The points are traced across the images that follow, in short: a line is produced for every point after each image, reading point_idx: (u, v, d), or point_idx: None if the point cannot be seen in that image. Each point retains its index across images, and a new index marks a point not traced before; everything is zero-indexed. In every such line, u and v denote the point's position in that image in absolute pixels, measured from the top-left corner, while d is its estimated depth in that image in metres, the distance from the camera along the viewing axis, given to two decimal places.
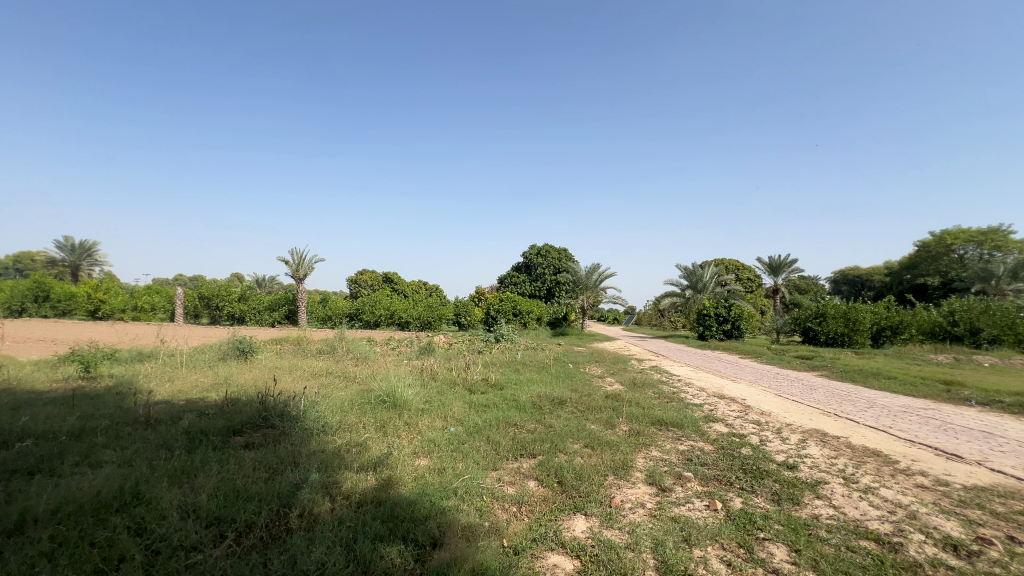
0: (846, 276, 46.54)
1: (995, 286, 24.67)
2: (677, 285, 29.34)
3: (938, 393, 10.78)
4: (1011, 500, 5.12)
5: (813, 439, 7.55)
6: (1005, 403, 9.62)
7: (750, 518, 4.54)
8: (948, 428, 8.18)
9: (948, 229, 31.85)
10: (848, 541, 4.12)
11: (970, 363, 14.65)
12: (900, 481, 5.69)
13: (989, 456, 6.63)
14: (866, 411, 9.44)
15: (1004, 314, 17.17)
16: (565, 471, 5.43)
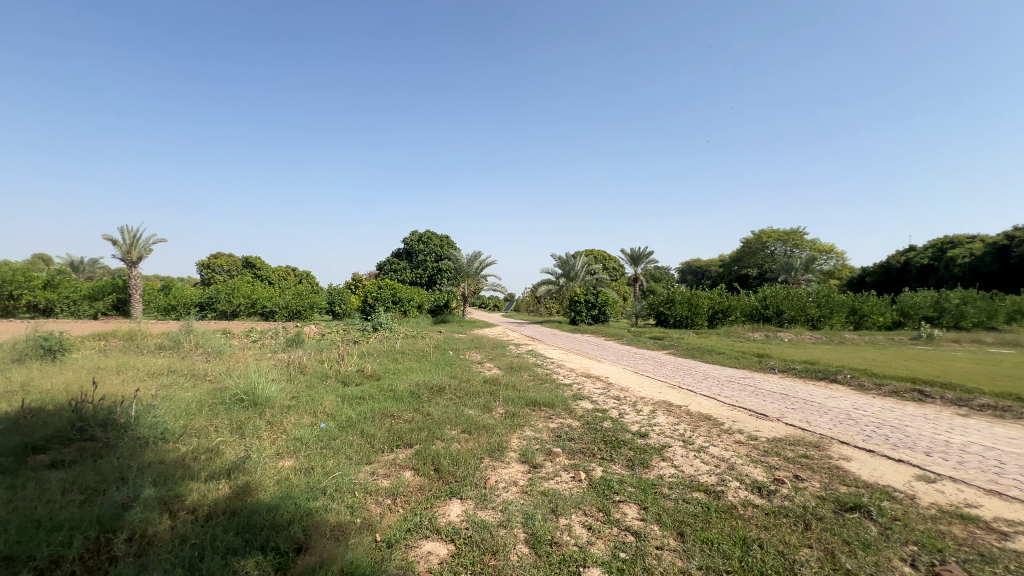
0: (690, 268, 53.96)
1: (794, 277, 30.70)
2: (552, 273, 31.08)
3: (753, 364, 13.10)
4: (798, 446, 6.45)
5: (661, 409, 8.63)
6: (797, 369, 12.06)
7: (609, 484, 5.01)
8: (759, 392, 9.98)
9: (764, 229, 38.60)
10: (685, 494, 4.79)
11: (775, 339, 18.04)
12: (724, 439, 6.78)
13: (786, 413, 8.22)
14: (702, 382, 11.06)
15: (799, 299, 21.43)
16: (442, 458, 5.42)
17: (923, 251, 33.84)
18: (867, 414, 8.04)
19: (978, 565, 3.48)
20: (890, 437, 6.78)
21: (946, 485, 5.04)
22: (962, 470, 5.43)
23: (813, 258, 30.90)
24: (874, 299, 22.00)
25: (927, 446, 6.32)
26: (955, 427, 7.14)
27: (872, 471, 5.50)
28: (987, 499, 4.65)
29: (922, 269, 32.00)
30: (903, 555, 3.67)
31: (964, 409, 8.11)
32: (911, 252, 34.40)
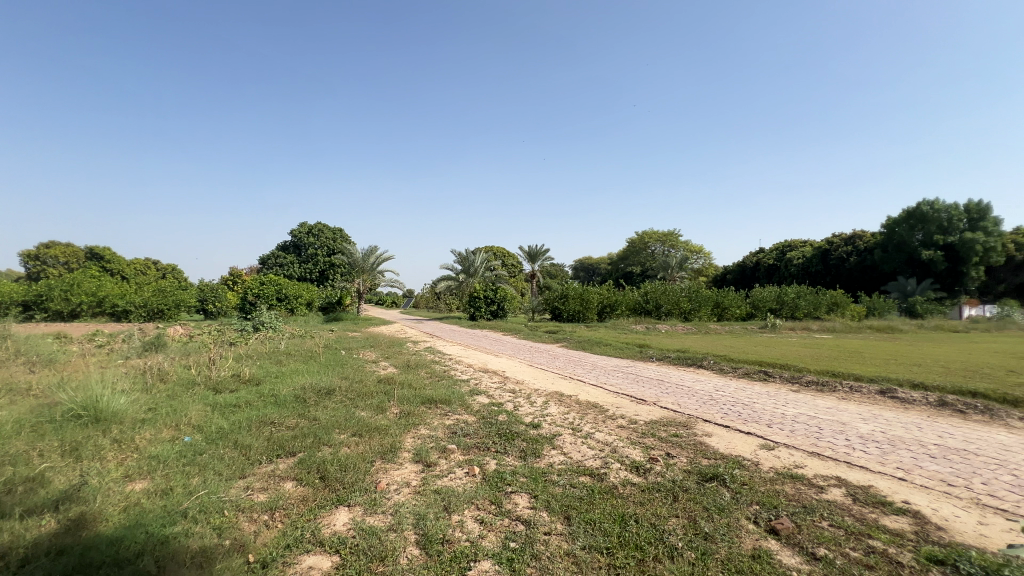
0: (583, 266, 57.22)
1: (670, 274, 34.09)
2: (451, 269, 30.81)
3: (635, 354, 14.26)
4: (670, 426, 7.13)
5: (553, 399, 8.98)
6: (671, 357, 13.38)
7: (502, 476, 5.05)
8: (640, 379, 10.89)
9: (647, 231, 42.23)
10: (572, 480, 5.00)
11: (654, 330, 19.85)
12: (608, 425, 7.24)
13: (661, 397, 9.06)
14: (591, 372, 11.74)
15: (674, 294, 23.82)
16: (328, 464, 5.03)
17: (769, 252, 39.69)
18: (725, 394, 9.15)
19: (803, 516, 4.11)
20: (743, 413, 7.79)
21: (783, 451, 5.90)
22: (795, 437, 6.41)
23: (685, 258, 34.59)
24: (733, 294, 25.23)
25: (770, 419, 7.36)
26: (790, 401, 8.43)
27: (728, 444, 6.26)
28: (811, 460, 5.54)
29: (769, 268, 37.53)
30: (750, 515, 4.20)
31: (797, 386, 9.62)
32: (761, 253, 40.15)
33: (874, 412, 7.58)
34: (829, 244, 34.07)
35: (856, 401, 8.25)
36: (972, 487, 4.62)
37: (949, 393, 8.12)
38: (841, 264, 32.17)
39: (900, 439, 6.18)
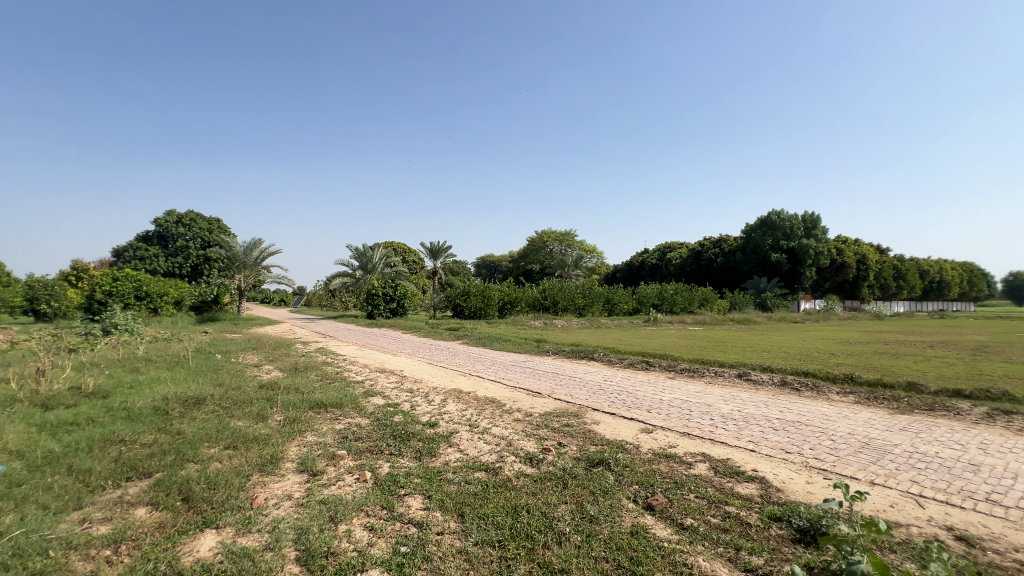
0: (485, 263, 57.60)
1: (567, 272, 35.79)
2: (347, 265, 29.08)
3: (533, 348, 14.65)
4: (563, 417, 7.40)
5: (452, 396, 8.84)
6: (566, 350, 13.98)
7: (395, 479, 4.80)
8: (536, 372, 11.20)
9: (546, 230, 43.79)
10: (467, 476, 4.92)
11: (551, 325, 20.63)
12: (505, 419, 7.30)
13: (556, 389, 9.38)
14: (490, 368, 11.81)
15: (569, 291, 24.98)
16: (192, 483, 4.32)
17: (652, 253, 43.50)
18: (612, 383, 9.78)
19: (674, 491, 4.48)
20: (628, 400, 8.36)
21: (660, 433, 6.42)
22: (670, 420, 7.02)
23: (581, 257, 36.54)
24: (622, 291, 27.16)
25: (650, 405, 8.00)
26: (667, 388, 9.26)
27: (614, 430, 6.66)
28: (682, 440, 6.10)
29: (652, 267, 41.13)
30: (630, 494, 4.47)
31: (672, 373, 10.61)
32: (645, 253, 43.84)
33: (733, 393, 8.61)
34: (701, 246, 38.30)
35: (719, 385, 9.32)
36: (804, 452, 5.44)
37: (789, 374, 9.53)
38: (710, 264, 36.36)
39: (752, 415, 7.09)
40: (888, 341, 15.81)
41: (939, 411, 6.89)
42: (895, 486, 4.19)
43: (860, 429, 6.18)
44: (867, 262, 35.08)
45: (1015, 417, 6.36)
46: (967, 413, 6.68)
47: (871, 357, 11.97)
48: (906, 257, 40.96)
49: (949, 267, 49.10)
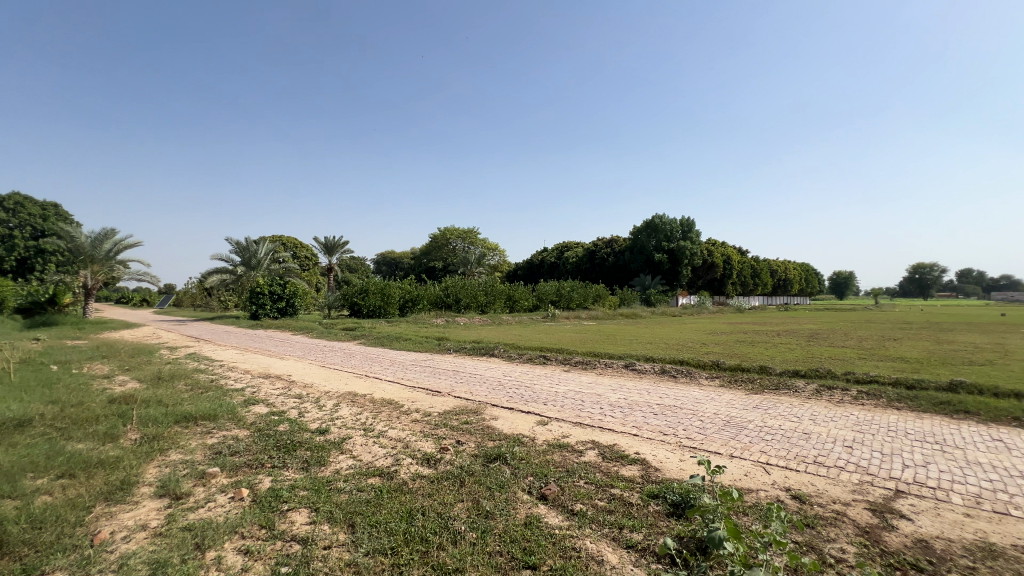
0: (385, 259, 55.36)
1: (470, 269, 35.85)
2: (226, 260, 26.01)
3: (433, 347, 14.35)
4: (461, 415, 7.31)
5: (346, 400, 8.28)
6: (467, 348, 13.91)
7: (277, 493, 4.31)
8: (436, 371, 10.99)
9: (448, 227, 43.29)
10: (360, 483, 4.60)
11: (453, 323, 20.44)
12: (402, 420, 7.02)
13: (456, 387, 9.26)
14: (388, 368, 11.32)
15: (472, 289, 24.98)
16: (8, 522, 3.40)
17: (551, 251, 45.25)
18: (511, 379, 9.94)
19: (565, 479, 4.64)
20: (525, 394, 8.55)
21: (554, 424, 6.65)
22: (564, 411, 7.31)
23: (483, 255, 36.83)
24: (522, 288, 27.82)
25: (546, 397, 8.25)
26: (562, 380, 9.65)
27: (512, 424, 6.74)
28: (574, 430, 6.36)
29: (551, 265, 42.81)
30: (524, 486, 4.53)
31: (567, 366, 11.09)
32: (544, 252, 45.47)
33: (620, 382, 9.23)
34: (594, 246, 40.73)
35: (609, 375, 9.94)
36: (678, 433, 5.98)
37: (667, 363, 10.49)
38: (603, 262, 38.82)
39: (636, 402, 7.66)
40: (746, 331, 18.16)
41: (782, 390, 8.05)
42: (747, 457, 4.77)
43: (722, 409, 6.99)
44: (731, 262, 40.07)
45: (835, 391, 7.65)
46: (802, 390, 7.89)
47: (732, 346, 13.65)
48: (760, 258, 47.55)
49: (792, 267, 58.05)
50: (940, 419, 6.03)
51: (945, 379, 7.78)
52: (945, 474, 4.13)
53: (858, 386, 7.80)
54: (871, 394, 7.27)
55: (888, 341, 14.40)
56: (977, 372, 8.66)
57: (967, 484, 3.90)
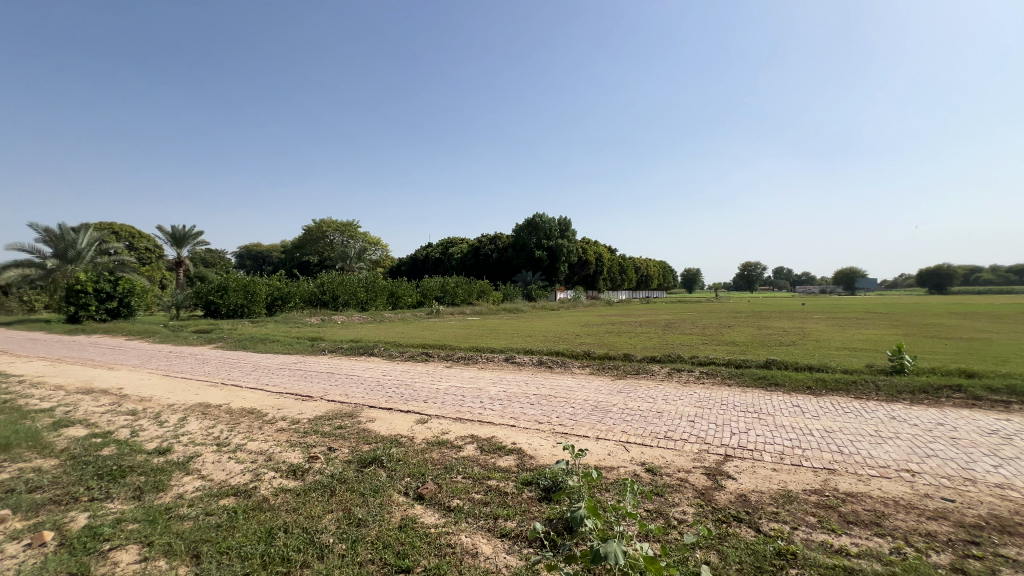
0: (251, 253, 49.43)
1: (349, 265, 34.05)
2: (30, 250, 20.94)
3: (306, 348, 13.11)
4: (334, 419, 6.70)
5: (195, 413, 7.11)
6: (344, 348, 12.95)
7: (96, 531, 3.46)
8: (308, 374, 10.09)
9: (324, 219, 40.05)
10: (209, 505, 3.92)
11: (330, 321, 19.04)
12: (265, 430, 6.18)
13: (329, 391, 8.51)
14: (250, 374, 10.02)
15: (351, 285, 23.52)
16: None
17: (435, 246, 44.63)
18: (391, 378, 9.48)
19: (443, 476, 4.50)
20: (405, 393, 8.19)
21: (434, 422, 6.44)
22: (445, 407, 7.13)
23: (364, 249, 35.40)
24: (405, 284, 26.93)
25: (427, 395, 8.00)
26: (444, 377, 9.47)
27: (389, 425, 6.36)
28: (454, 425, 6.22)
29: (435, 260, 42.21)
30: (401, 488, 4.28)
31: (450, 362, 10.95)
32: (428, 247, 44.68)
33: (501, 375, 9.39)
34: (478, 242, 41.15)
35: (490, 369, 10.07)
36: (551, 421, 6.24)
37: (545, 354, 10.99)
38: (487, 258, 39.41)
39: (514, 394, 7.84)
40: (615, 323, 19.86)
41: (641, 374, 8.94)
42: (611, 437, 5.17)
43: (592, 395, 7.49)
44: (602, 260, 43.53)
45: (683, 372, 8.72)
46: (657, 373, 8.85)
47: (602, 336, 14.82)
48: (627, 256, 52.51)
49: (652, 264, 65.24)
50: (758, 391, 7.20)
51: (763, 358, 9.34)
52: (760, 437, 4.93)
53: (701, 367, 8.99)
54: (710, 373, 8.43)
55: (724, 328, 16.87)
56: (785, 351, 10.55)
57: (775, 444, 4.69)
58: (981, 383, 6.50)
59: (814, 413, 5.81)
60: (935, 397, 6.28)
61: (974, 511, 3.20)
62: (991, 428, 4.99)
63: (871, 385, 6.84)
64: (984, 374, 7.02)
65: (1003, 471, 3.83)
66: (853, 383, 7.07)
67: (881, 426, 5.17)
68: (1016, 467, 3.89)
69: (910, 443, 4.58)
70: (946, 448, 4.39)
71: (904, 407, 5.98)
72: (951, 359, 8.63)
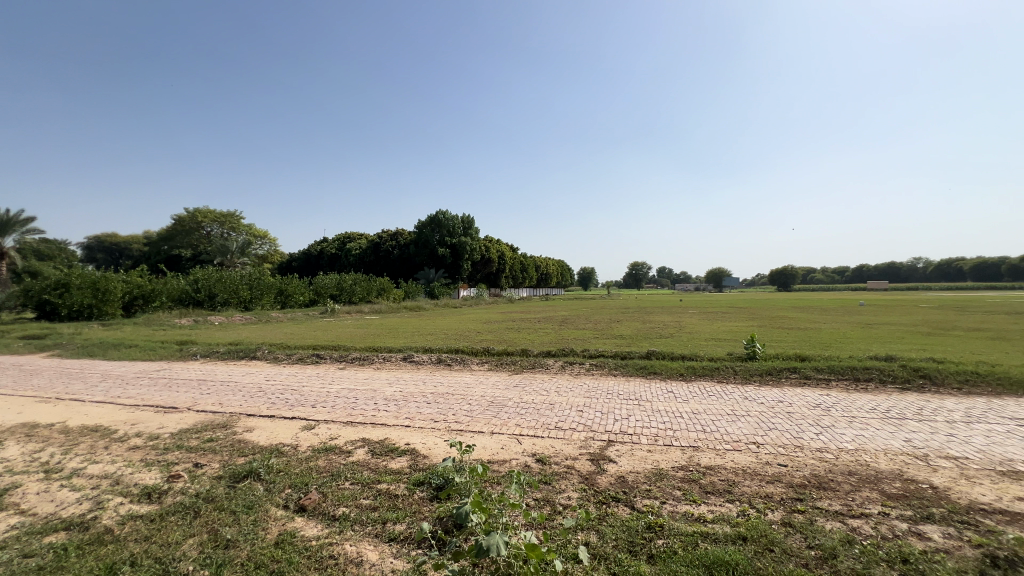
0: (99, 242, 38.42)
1: (230, 260, 30.66)
2: None
3: (172, 353, 10.91)
4: (209, 431, 4.98)
5: (14, 436, 5.10)
6: (221, 351, 10.94)
7: None
8: (175, 383, 7.74)
9: (199, 208, 35.10)
10: (27, 546, 2.81)
11: (205, 323, 16.63)
12: (113, 450, 4.45)
13: (202, 400, 6.40)
14: (94, 386, 7.77)
15: (231, 282, 20.82)
16: None
17: (332, 241, 41.81)
18: (275, 384, 7.61)
19: (329, 483, 3.60)
20: (292, 399, 6.49)
21: (322, 427, 5.11)
22: (335, 411, 5.76)
23: (247, 243, 32.29)
24: (296, 281, 24.66)
25: (315, 400, 6.46)
26: (337, 380, 8.10)
27: (271, 434, 4.87)
28: (345, 430, 4.99)
29: (331, 256, 39.50)
30: (279, 502, 3.35)
31: (343, 363, 9.98)
32: (323, 242, 41.71)
33: (397, 374, 8.80)
34: (378, 238, 39.42)
35: (388, 368, 9.45)
36: (448, 418, 5.45)
37: (443, 352, 10.73)
38: (387, 255, 37.88)
39: (411, 394, 6.92)
40: (515, 320, 20.29)
41: (537, 368, 9.20)
42: (505, 430, 4.90)
43: (491, 389, 7.39)
44: (504, 258, 44.26)
45: (574, 365, 9.16)
46: (552, 367, 9.18)
47: (502, 333, 14.95)
48: (527, 255, 54.17)
49: (551, 262, 68.06)
50: (639, 379, 7.86)
51: (644, 349, 10.15)
52: (640, 423, 5.15)
53: (591, 359, 9.53)
54: (598, 365, 8.97)
55: (613, 323, 18.08)
56: (665, 343, 11.52)
57: (651, 428, 4.93)
58: (810, 365, 7.71)
59: (684, 397, 6.45)
60: (777, 377, 7.35)
61: (800, 472, 3.60)
62: (816, 402, 5.94)
63: (730, 370, 7.79)
64: (814, 357, 8.36)
65: (822, 436, 4.49)
66: (714, 368, 8.01)
67: (736, 405, 5.90)
68: (831, 433, 4.58)
69: (758, 419, 5.22)
70: (783, 421, 5.08)
71: (754, 388, 6.88)
72: (790, 346, 10.10)
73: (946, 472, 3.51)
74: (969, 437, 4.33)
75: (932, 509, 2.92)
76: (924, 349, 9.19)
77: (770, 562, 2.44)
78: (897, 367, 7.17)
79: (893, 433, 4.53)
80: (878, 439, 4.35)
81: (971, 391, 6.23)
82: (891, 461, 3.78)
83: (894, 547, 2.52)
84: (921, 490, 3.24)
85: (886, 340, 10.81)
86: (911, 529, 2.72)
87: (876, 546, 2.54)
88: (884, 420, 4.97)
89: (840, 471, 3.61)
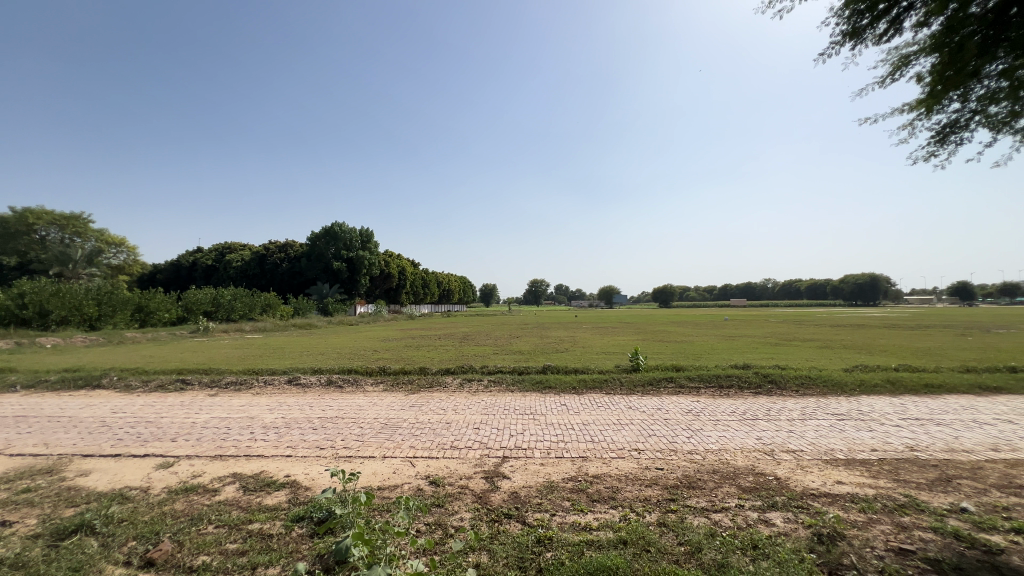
0: None
1: (72, 270, 25.82)
2: None
3: None
4: (24, 480, 4.03)
5: None
6: (51, 381, 9.01)
7: None
8: None
9: (29, 207, 29.21)
10: None
11: (32, 346, 13.66)
12: None
13: (15, 443, 5.17)
14: None
15: (72, 297, 17.41)
16: None
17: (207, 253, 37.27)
18: (125, 417, 6.46)
19: (187, 529, 3.10)
20: (145, 433, 5.57)
21: (182, 464, 4.42)
22: (199, 445, 5.02)
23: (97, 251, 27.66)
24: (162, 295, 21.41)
25: (175, 433, 5.59)
26: (204, 408, 7.13)
27: (113, 477, 4.10)
28: (212, 465, 4.38)
29: (206, 268, 35.13)
30: (119, 558, 2.80)
31: (215, 389, 8.75)
32: (196, 253, 37.10)
33: (279, 399, 7.94)
34: (265, 251, 36.17)
35: (268, 393, 8.53)
36: (335, 445, 5.05)
37: (334, 373, 9.96)
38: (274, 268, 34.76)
39: (294, 420, 6.30)
40: (416, 337, 19.92)
41: (434, 387, 8.96)
42: (398, 454, 4.66)
43: (386, 410, 7.03)
44: (405, 273, 43.17)
45: (473, 382, 9.07)
46: (449, 385, 9.01)
47: (399, 351, 14.41)
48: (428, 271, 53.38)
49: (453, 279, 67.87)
50: (536, 394, 8.01)
51: (541, 365, 10.37)
52: (535, 437, 5.22)
53: (489, 376, 9.53)
54: (496, 381, 8.98)
55: (513, 339, 18.37)
56: (561, 357, 11.92)
57: (544, 441, 5.04)
58: (684, 375, 8.49)
59: (576, 410, 6.70)
60: (658, 388, 7.96)
61: (674, 474, 3.92)
62: (688, 408, 6.56)
63: (618, 383, 8.30)
64: (688, 368, 9.22)
65: (692, 439, 4.96)
66: (606, 381, 8.44)
67: (622, 414, 6.29)
68: (700, 436, 5.07)
69: (640, 426, 5.60)
70: (661, 427, 5.53)
71: (637, 398, 7.38)
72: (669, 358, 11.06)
73: (787, 464, 4.06)
74: (804, 432, 5.07)
75: (777, 498, 3.34)
76: (772, 357, 10.66)
77: (646, 562, 2.59)
78: (751, 374, 8.21)
79: (749, 432, 5.14)
80: (736, 439, 4.91)
81: (806, 392, 7.35)
82: (746, 457, 4.29)
83: (747, 535, 2.83)
84: (769, 481, 3.69)
85: (744, 350, 12.38)
86: (761, 518, 3.08)
87: (732, 536, 2.83)
88: (741, 422, 5.64)
89: (706, 469, 4.01)
